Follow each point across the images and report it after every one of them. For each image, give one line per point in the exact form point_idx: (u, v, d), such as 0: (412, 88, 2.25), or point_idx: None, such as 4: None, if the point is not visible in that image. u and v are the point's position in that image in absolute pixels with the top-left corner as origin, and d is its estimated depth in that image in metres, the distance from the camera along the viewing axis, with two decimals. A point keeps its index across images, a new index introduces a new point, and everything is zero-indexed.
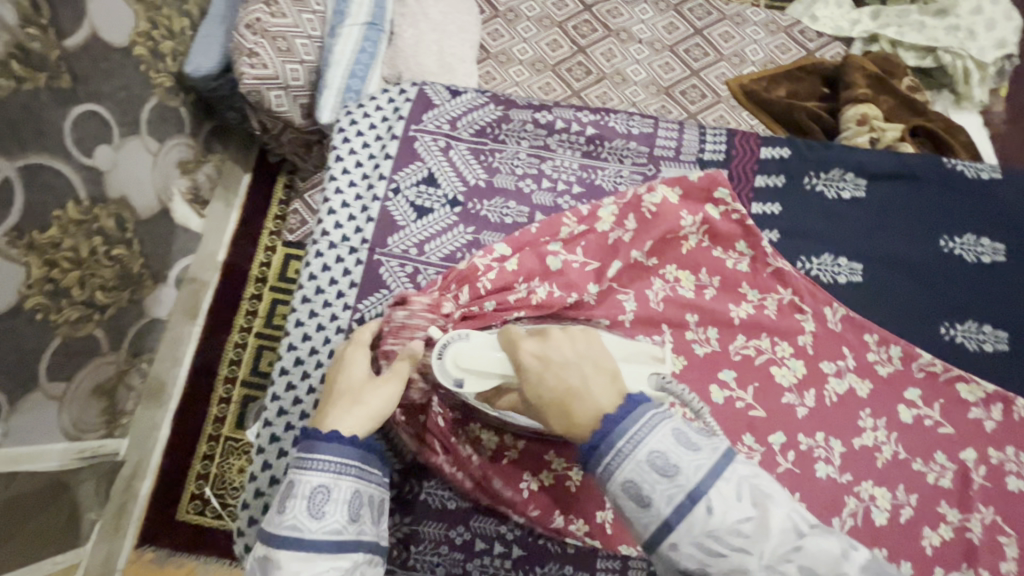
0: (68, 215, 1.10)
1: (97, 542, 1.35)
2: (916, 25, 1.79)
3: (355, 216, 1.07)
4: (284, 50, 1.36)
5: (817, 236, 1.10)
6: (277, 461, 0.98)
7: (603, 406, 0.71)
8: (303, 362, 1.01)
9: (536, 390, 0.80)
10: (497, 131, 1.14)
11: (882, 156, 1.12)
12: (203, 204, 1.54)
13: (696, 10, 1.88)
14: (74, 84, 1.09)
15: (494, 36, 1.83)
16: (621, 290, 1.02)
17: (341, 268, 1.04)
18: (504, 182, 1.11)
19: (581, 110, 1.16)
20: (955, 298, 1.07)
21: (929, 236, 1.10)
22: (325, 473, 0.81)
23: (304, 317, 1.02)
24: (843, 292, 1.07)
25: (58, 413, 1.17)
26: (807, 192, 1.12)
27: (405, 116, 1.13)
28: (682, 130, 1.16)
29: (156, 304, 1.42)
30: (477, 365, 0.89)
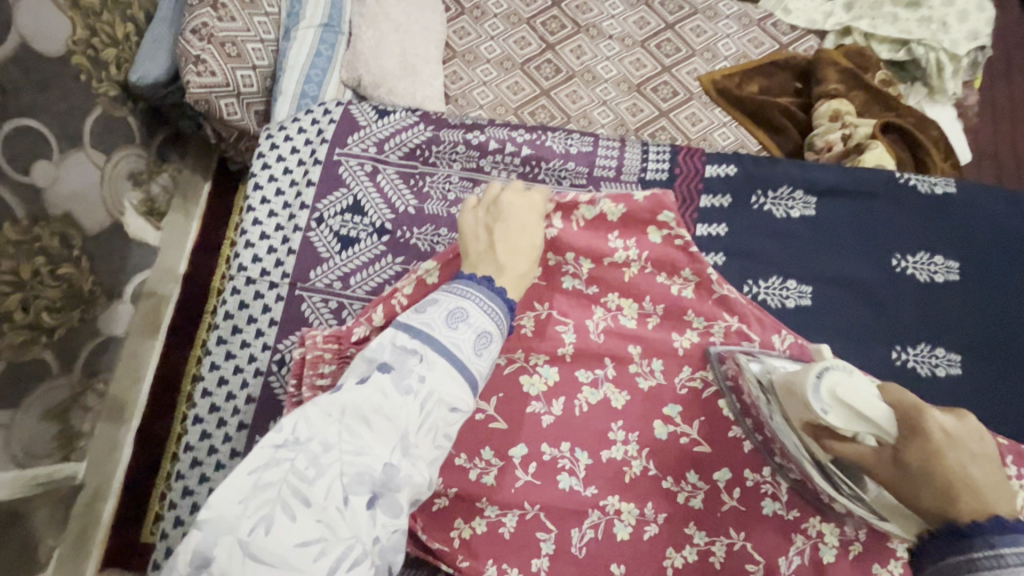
0: (4, 236, 1.05)
1: (58, 567, 1.31)
2: (890, 17, 1.77)
3: (275, 248, 1.04)
4: (233, 56, 1.31)
5: (762, 258, 1.06)
6: (191, 515, 0.94)
7: (988, 500, 0.55)
8: (220, 408, 0.97)
9: (919, 459, 0.59)
10: (427, 153, 1.09)
11: (830, 172, 1.08)
12: (159, 215, 1.49)
13: (667, 4, 1.84)
14: (5, 98, 1.03)
15: (460, 35, 1.78)
16: (559, 320, 0.88)
17: (259, 305, 1.00)
18: (433, 207, 1.06)
19: (517, 129, 1.11)
20: (906, 320, 1.03)
21: (879, 254, 1.05)
22: (484, 316, 0.67)
23: (220, 359, 0.99)
24: (791, 316, 1.03)
25: (6, 441, 1.13)
26: (752, 211, 1.08)
27: (328, 138, 1.08)
28: (622, 148, 1.12)
29: (111, 321, 1.37)
30: (854, 401, 0.65)
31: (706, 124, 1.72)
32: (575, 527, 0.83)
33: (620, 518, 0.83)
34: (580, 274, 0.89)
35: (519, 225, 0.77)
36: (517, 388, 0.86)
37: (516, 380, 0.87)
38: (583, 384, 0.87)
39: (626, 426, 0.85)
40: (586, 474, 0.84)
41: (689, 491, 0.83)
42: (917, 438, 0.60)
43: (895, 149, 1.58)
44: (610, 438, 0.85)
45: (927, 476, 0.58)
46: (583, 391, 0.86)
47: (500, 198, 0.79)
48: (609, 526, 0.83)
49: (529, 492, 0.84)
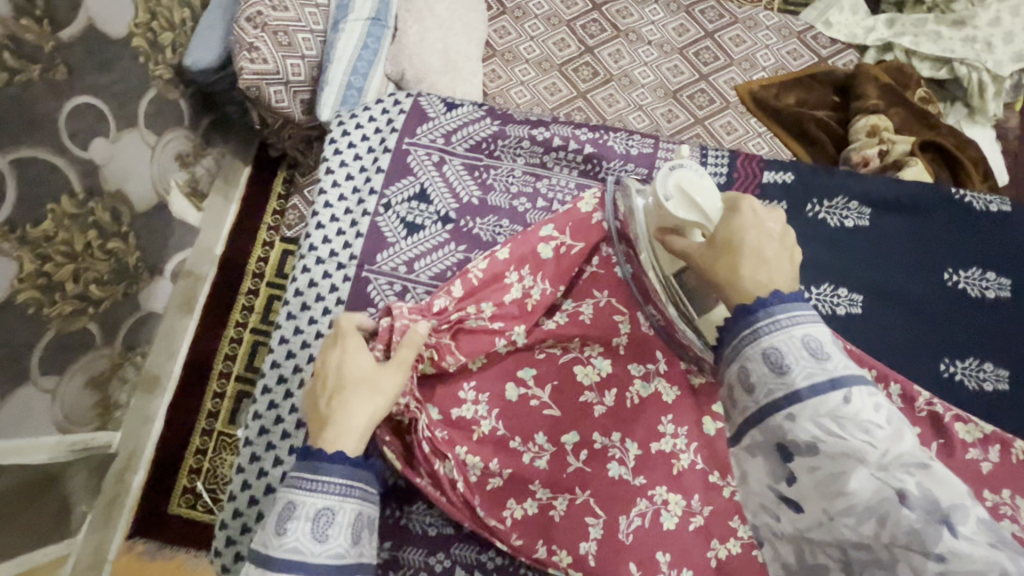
0: (62, 208, 1.09)
1: (88, 535, 1.33)
2: (933, 35, 1.75)
3: (344, 230, 1.06)
4: (285, 45, 1.34)
5: (816, 266, 1.06)
6: (256, 481, 0.98)
7: (773, 282, 0.66)
8: (286, 380, 1.01)
9: (727, 237, 0.72)
10: (492, 147, 1.12)
11: (891, 185, 1.09)
12: (202, 197, 1.52)
13: (707, 12, 1.85)
14: (70, 76, 1.07)
15: (500, 34, 1.80)
16: (619, 309, 0.92)
17: (327, 284, 1.04)
18: (497, 199, 1.08)
19: (580, 128, 1.13)
20: (959, 335, 1.03)
21: (932, 268, 1.06)
22: (314, 491, 0.76)
23: (289, 333, 1.03)
24: (841, 324, 1.04)
25: (51, 407, 1.16)
26: (812, 220, 1.08)
27: (398, 128, 1.12)
28: (683, 151, 1.12)
29: (151, 297, 1.41)
30: (697, 195, 0.78)
31: (741, 134, 1.73)
32: (623, 515, 0.87)
33: (665, 508, 0.87)
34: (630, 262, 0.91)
35: (351, 369, 0.79)
36: (571, 376, 0.93)
37: (570, 370, 0.93)
38: (634, 377, 0.92)
39: (675, 420, 0.90)
40: (637, 464, 0.89)
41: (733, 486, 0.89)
42: (732, 224, 0.72)
43: (933, 167, 1.58)
44: (659, 431, 0.90)
45: (728, 253, 0.71)
46: (635, 383, 0.92)
47: (344, 337, 0.82)
48: (655, 515, 0.87)
49: (580, 477, 0.90)
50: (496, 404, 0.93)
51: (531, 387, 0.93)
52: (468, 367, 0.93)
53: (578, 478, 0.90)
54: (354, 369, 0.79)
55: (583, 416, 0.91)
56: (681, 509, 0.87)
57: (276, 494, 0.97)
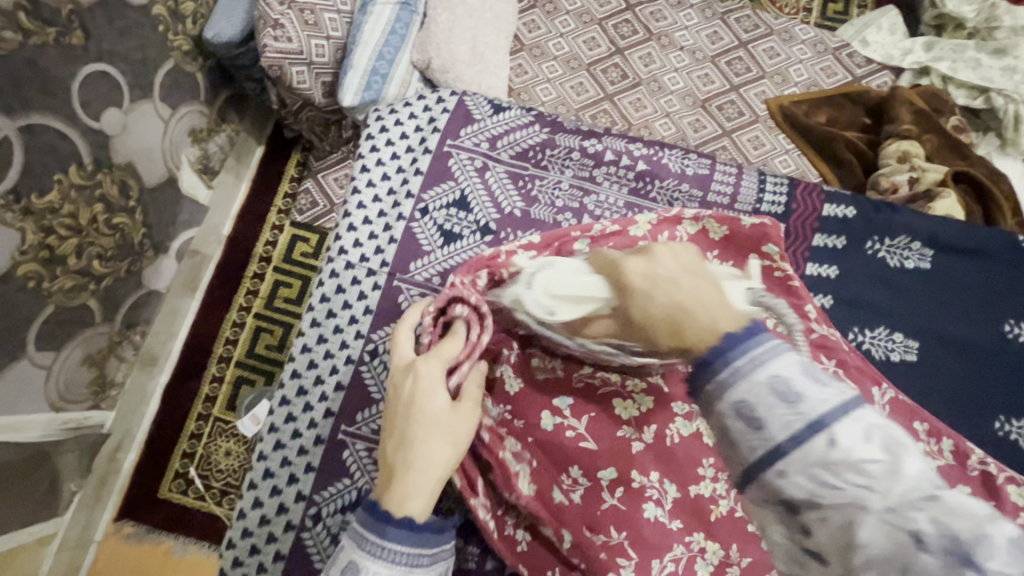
0: (70, 179, 1.05)
1: (75, 515, 1.30)
2: (972, 62, 1.71)
3: (377, 234, 1.03)
4: (310, 23, 1.29)
5: (868, 306, 1.03)
6: (269, 499, 0.94)
7: (718, 323, 0.60)
8: (308, 391, 0.98)
9: (640, 312, 0.67)
10: (540, 156, 1.07)
11: (950, 226, 1.05)
12: (212, 174, 1.47)
13: (743, 21, 1.80)
14: (86, 41, 1.03)
15: (530, 27, 1.75)
16: None
17: (356, 290, 1.00)
18: (540, 212, 1.04)
19: (633, 142, 1.08)
20: (1012, 390, 0.99)
21: (991, 319, 1.02)
22: (381, 557, 0.70)
23: (312, 341, 0.99)
24: (892, 369, 1.00)
25: (45, 384, 1.12)
26: (863, 257, 1.05)
27: (441, 128, 1.07)
28: (739, 175, 1.07)
29: (155, 276, 1.37)
30: (572, 290, 0.78)
31: (769, 149, 1.69)
32: (656, 559, 0.84)
33: (702, 555, 0.85)
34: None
35: (424, 413, 0.76)
36: (608, 408, 0.90)
37: (608, 402, 0.90)
38: (676, 415, 0.90)
39: (714, 464, 0.89)
40: (674, 504, 0.87)
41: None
42: (628, 289, 0.70)
43: (964, 199, 1.54)
44: (697, 473, 0.88)
45: (653, 319, 0.66)
46: (676, 422, 0.90)
47: (417, 369, 0.78)
48: (689, 560, 0.85)
49: (620, 515, 0.85)
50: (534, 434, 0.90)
51: (568, 416, 0.90)
52: (501, 387, 0.92)
53: (620, 517, 0.85)
54: (433, 411, 0.76)
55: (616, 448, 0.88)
56: (716, 555, 0.86)
57: (291, 513, 0.94)
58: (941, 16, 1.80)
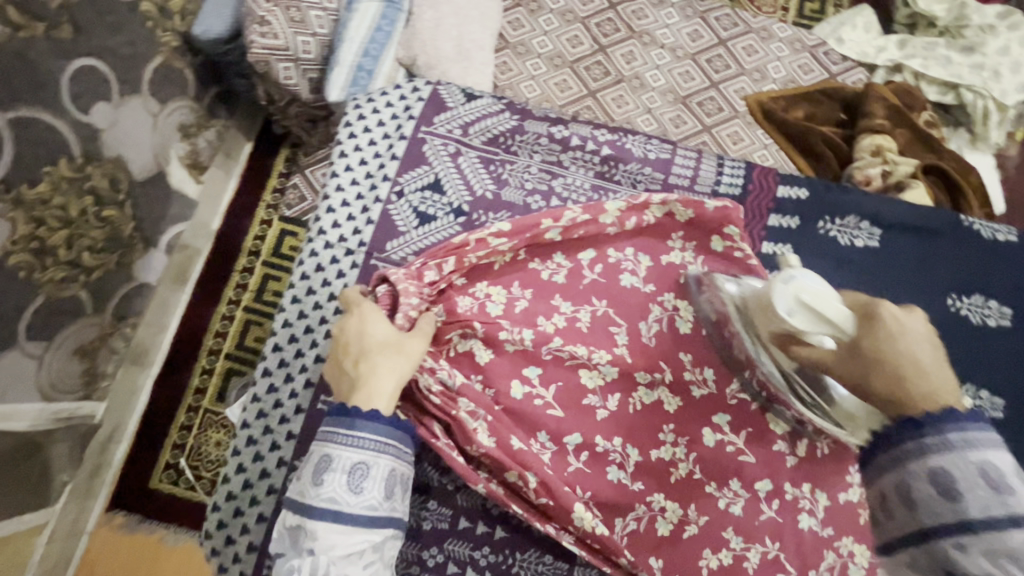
0: (59, 171, 1.07)
1: (67, 504, 1.32)
2: (942, 60, 1.76)
3: (354, 216, 1.06)
4: (297, 21, 1.31)
5: (824, 283, 1.06)
6: (252, 464, 0.97)
7: (941, 393, 0.69)
8: (288, 365, 1.01)
9: (875, 344, 0.70)
10: (510, 142, 1.10)
11: (900, 207, 1.09)
12: (202, 169, 1.50)
13: (722, 19, 1.84)
14: (75, 36, 1.05)
15: (514, 25, 1.78)
16: (614, 321, 0.94)
17: (335, 269, 1.03)
18: (510, 194, 1.07)
19: (599, 129, 1.12)
20: (960, 360, 1.03)
21: (937, 293, 1.06)
22: (349, 447, 0.79)
23: (292, 317, 1.02)
24: None
25: (36, 373, 1.14)
26: (818, 237, 1.08)
27: (416, 116, 1.10)
28: (699, 159, 1.11)
29: (145, 268, 1.39)
30: (816, 303, 0.74)
31: (748, 144, 1.73)
32: (619, 517, 0.90)
33: (662, 515, 0.89)
34: (639, 272, 0.97)
35: (373, 338, 0.82)
36: (575, 379, 0.92)
37: (575, 373, 0.92)
38: (639, 384, 0.93)
39: (676, 429, 0.91)
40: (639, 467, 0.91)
41: (731, 498, 0.87)
42: (880, 329, 0.70)
43: (933, 191, 1.59)
44: (659, 437, 0.91)
45: (876, 370, 0.70)
46: (638, 390, 0.93)
47: (361, 308, 0.84)
48: (651, 519, 0.89)
49: (583, 477, 0.90)
50: (501, 402, 0.90)
51: (536, 386, 0.91)
52: (472, 358, 0.91)
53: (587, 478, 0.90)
54: (376, 334, 0.82)
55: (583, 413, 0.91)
56: (678, 515, 0.88)
57: (272, 479, 0.97)
58: (913, 15, 1.86)
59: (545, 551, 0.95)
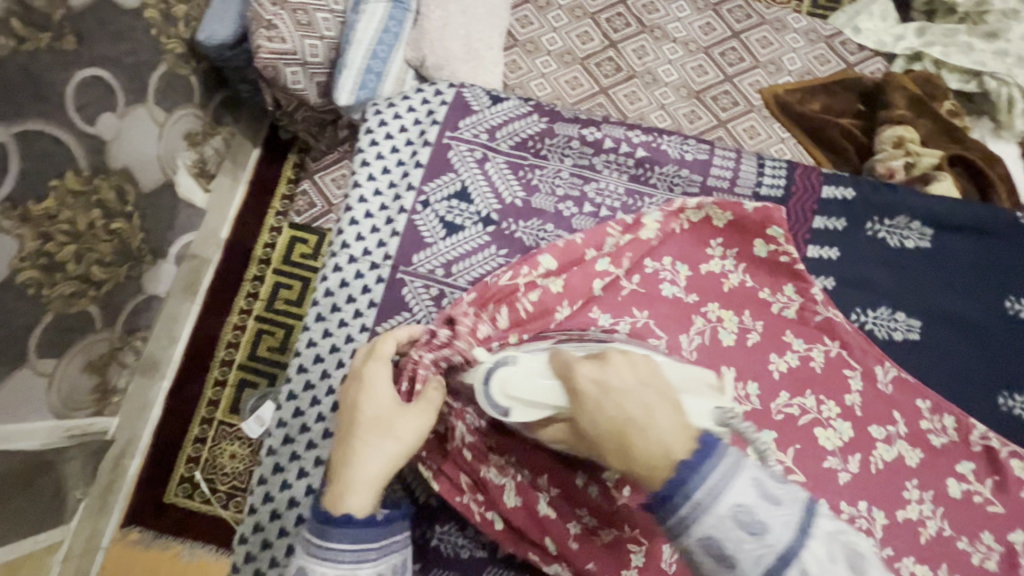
0: (67, 185, 1.04)
1: (82, 521, 1.30)
2: (964, 46, 1.71)
3: (378, 227, 1.02)
4: (303, 24, 1.29)
5: (873, 286, 1.04)
6: (279, 493, 0.95)
7: (672, 447, 0.58)
8: (315, 385, 0.98)
9: (592, 420, 0.67)
10: (539, 146, 1.07)
11: (955, 206, 1.05)
12: (209, 178, 1.47)
13: (735, 11, 1.80)
14: (79, 46, 1.02)
15: (523, 23, 1.75)
16: (655, 333, 0.94)
17: (360, 284, 1.00)
18: (540, 201, 1.04)
19: (632, 129, 1.08)
20: (1015, 365, 1.02)
21: (992, 296, 1.04)
22: (327, 562, 0.73)
23: (317, 336, 0.99)
24: (894, 348, 1.02)
25: (47, 391, 1.12)
26: (868, 240, 1.05)
27: (439, 120, 1.06)
28: (738, 159, 1.07)
29: (155, 281, 1.36)
30: (528, 392, 0.78)
31: (765, 139, 1.69)
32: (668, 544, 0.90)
33: None
34: (679, 282, 0.98)
35: (364, 411, 0.79)
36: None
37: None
38: None
39: None
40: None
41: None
42: (582, 399, 0.68)
43: (959, 182, 1.55)
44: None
45: (604, 438, 0.64)
46: None
47: (363, 373, 0.81)
48: None
49: (634, 515, 0.89)
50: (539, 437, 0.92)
51: None
52: None
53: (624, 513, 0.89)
54: (374, 409, 0.79)
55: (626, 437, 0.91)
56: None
57: (302, 506, 0.95)
58: (931, 1, 1.81)
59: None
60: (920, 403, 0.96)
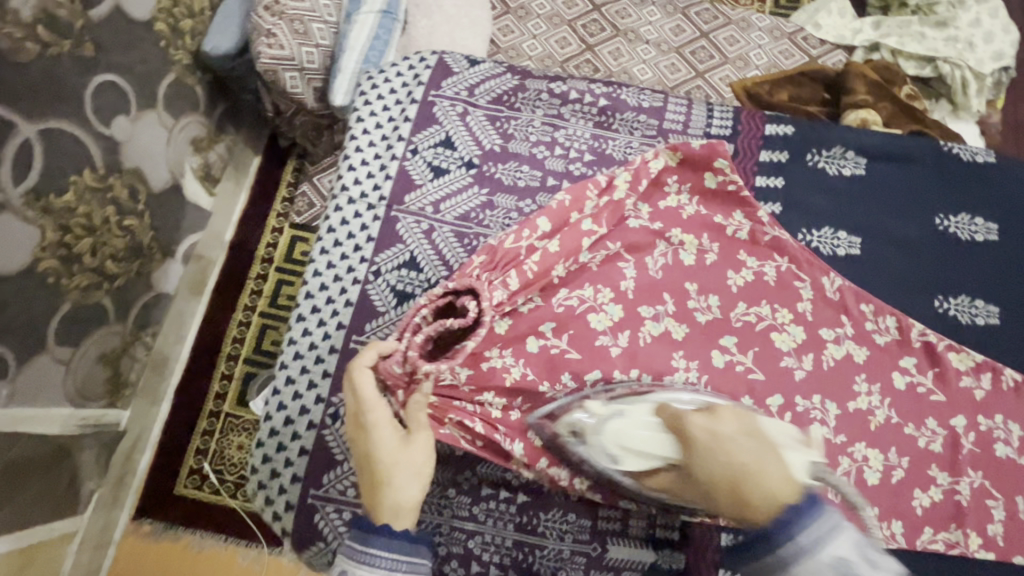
0: (84, 181, 1.13)
1: (96, 513, 1.34)
2: (917, 36, 1.83)
3: (373, 173, 1.09)
4: (300, 32, 1.39)
5: (820, 210, 1.09)
6: (292, 403, 0.98)
7: (780, 494, 0.66)
8: (320, 309, 1.02)
9: (701, 464, 0.71)
10: (513, 99, 1.15)
11: (883, 138, 1.13)
12: (213, 182, 1.55)
13: (702, 14, 1.93)
14: (97, 54, 1.12)
15: (504, 32, 1.87)
16: (623, 257, 0.99)
17: (358, 223, 1.06)
18: (517, 144, 1.11)
19: (595, 82, 1.17)
20: (949, 273, 1.07)
21: (924, 214, 1.09)
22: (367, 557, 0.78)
23: (322, 267, 1.04)
24: (839, 264, 1.06)
25: (64, 379, 1.18)
26: (807, 168, 1.12)
27: (424, 81, 1.15)
28: (689, 106, 1.16)
29: (163, 278, 1.43)
30: (644, 442, 0.78)
31: None
32: None
33: None
34: (644, 217, 1.02)
35: (383, 449, 0.80)
36: (585, 324, 0.94)
37: (585, 319, 0.94)
38: (645, 318, 0.96)
39: (686, 355, 0.94)
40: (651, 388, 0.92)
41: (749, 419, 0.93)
42: (691, 448, 0.72)
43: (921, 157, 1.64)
44: (673, 366, 0.93)
45: (714, 486, 0.70)
46: (646, 324, 0.96)
47: (366, 420, 0.81)
48: None
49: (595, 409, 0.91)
50: (520, 355, 0.92)
51: (550, 338, 0.93)
52: (492, 334, 0.92)
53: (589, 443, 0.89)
54: (388, 456, 0.79)
55: (596, 353, 0.92)
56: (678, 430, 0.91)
57: (312, 414, 0.97)
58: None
59: (568, 510, 0.94)
60: (866, 307, 1.00)
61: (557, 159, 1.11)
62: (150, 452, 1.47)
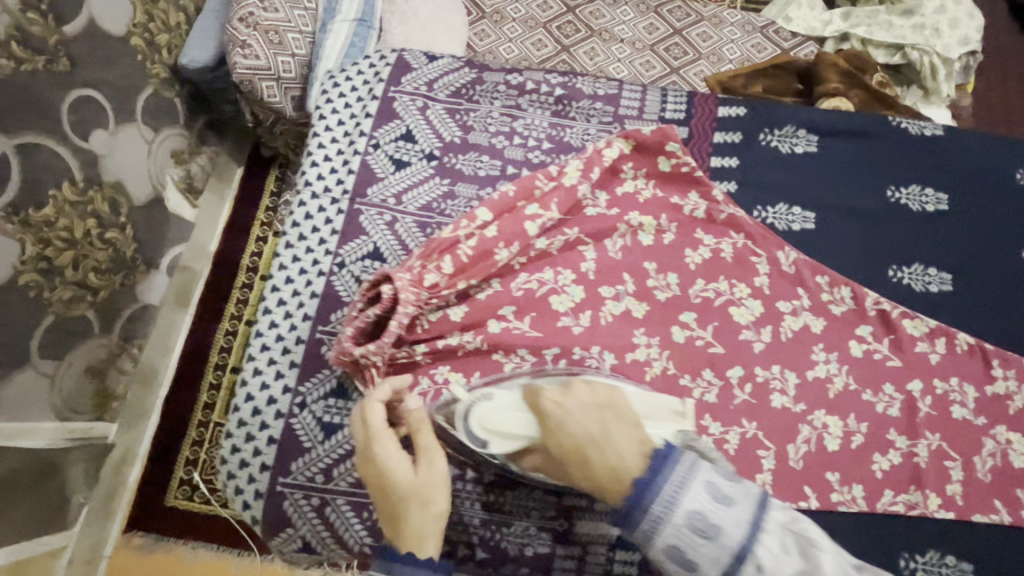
0: (64, 195, 1.14)
1: (86, 527, 1.35)
2: (885, 24, 1.86)
3: (337, 169, 1.05)
4: (276, 42, 1.41)
5: (772, 187, 1.02)
6: (260, 393, 0.92)
7: (625, 464, 0.64)
8: (286, 303, 0.97)
9: (554, 441, 0.69)
10: (472, 91, 1.11)
11: (832, 115, 1.06)
12: (196, 193, 1.57)
13: (674, 12, 1.97)
14: (73, 68, 1.14)
15: (480, 36, 1.90)
16: (582, 241, 0.94)
17: (321, 217, 1.01)
18: (476, 136, 1.07)
19: (551, 74, 1.13)
20: (908, 245, 0.99)
21: (877, 187, 1.02)
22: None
23: (287, 262, 0.99)
24: (790, 239, 0.99)
25: (49, 390, 1.19)
26: (756, 144, 1.05)
27: (384, 78, 1.11)
28: (644, 91, 1.11)
29: (148, 289, 1.44)
30: (500, 425, 0.76)
31: None
32: None
33: None
34: (600, 204, 0.97)
35: (403, 465, 0.72)
36: (547, 305, 0.90)
37: (546, 301, 0.90)
38: (605, 298, 0.91)
39: (647, 333, 0.90)
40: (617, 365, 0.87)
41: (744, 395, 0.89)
42: (546, 426, 0.70)
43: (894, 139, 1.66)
44: (633, 343, 0.89)
45: (572, 458, 0.68)
46: (607, 303, 0.91)
47: (373, 448, 0.73)
48: None
49: None
50: (479, 334, 0.88)
51: (511, 320, 0.89)
52: (447, 319, 0.89)
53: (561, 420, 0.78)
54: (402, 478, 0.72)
55: (556, 332, 0.88)
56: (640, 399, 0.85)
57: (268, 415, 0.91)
58: None
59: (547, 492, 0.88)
60: (819, 280, 0.95)
61: (521, 152, 1.06)
62: (138, 464, 1.45)
